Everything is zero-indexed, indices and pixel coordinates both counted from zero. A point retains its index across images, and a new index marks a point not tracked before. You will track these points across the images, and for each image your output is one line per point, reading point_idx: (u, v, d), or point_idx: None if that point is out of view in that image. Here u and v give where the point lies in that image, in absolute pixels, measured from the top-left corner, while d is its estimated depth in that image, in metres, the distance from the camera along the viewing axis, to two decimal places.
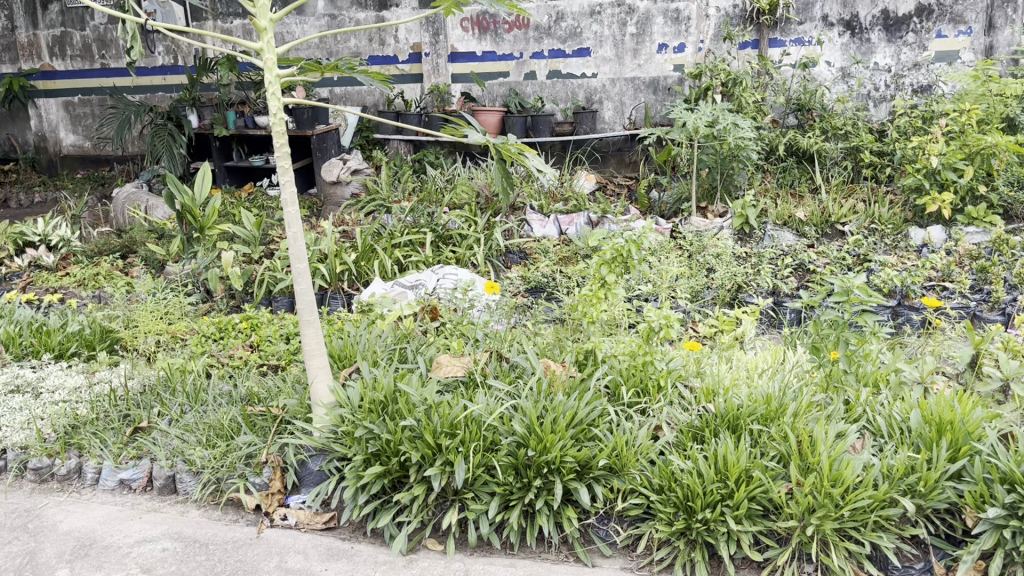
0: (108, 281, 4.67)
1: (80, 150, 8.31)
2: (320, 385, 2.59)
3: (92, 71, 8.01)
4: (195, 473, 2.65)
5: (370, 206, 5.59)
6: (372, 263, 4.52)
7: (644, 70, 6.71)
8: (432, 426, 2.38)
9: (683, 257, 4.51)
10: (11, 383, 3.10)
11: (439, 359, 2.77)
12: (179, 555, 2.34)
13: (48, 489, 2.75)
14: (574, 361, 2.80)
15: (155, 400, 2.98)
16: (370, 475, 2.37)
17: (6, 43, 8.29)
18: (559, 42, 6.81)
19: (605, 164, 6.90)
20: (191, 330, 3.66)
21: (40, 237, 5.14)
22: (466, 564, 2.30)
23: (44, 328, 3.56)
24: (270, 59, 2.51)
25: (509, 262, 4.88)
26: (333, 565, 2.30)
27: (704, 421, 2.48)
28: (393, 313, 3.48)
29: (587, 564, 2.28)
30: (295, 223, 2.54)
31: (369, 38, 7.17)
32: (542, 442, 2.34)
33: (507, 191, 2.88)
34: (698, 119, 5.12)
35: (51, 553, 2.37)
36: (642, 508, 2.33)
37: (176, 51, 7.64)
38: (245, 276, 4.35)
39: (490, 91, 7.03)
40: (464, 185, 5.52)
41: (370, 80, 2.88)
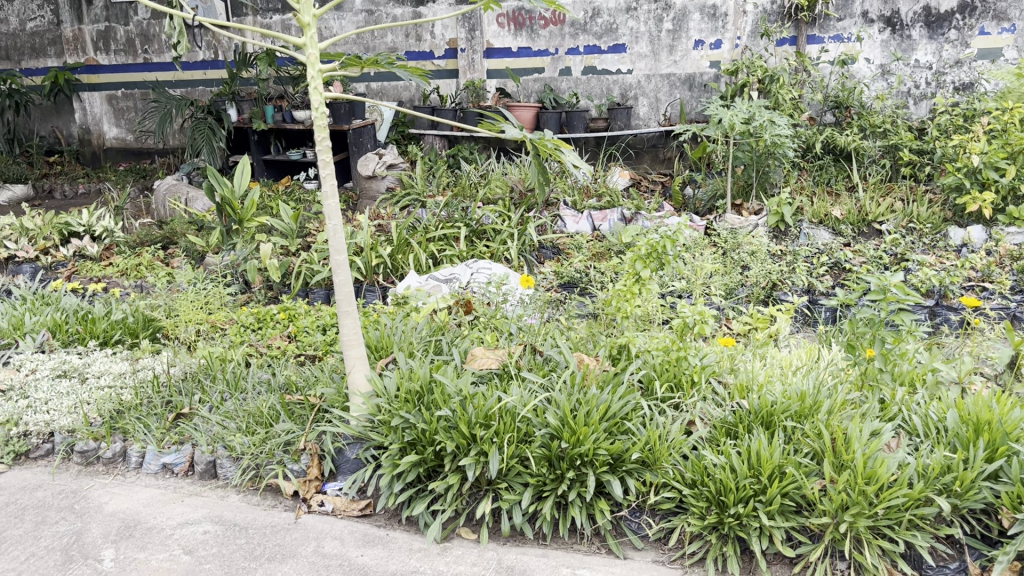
0: (150, 271, 4.77)
1: (123, 143, 8.48)
2: (358, 375, 2.64)
3: (135, 65, 8.16)
4: (235, 459, 2.72)
5: (405, 200, 5.64)
6: (407, 256, 4.57)
7: (680, 67, 6.69)
8: (467, 417, 2.42)
9: (718, 254, 4.50)
10: (59, 368, 3.19)
11: (473, 352, 2.81)
12: (220, 538, 2.40)
13: (94, 471, 2.83)
14: (608, 355, 2.82)
15: (197, 388, 3.06)
16: (406, 464, 2.41)
17: (52, 37, 8.47)
18: (595, 39, 6.81)
19: (639, 161, 6.91)
20: (231, 320, 3.73)
21: (84, 227, 5.24)
22: (499, 553, 2.33)
23: (89, 316, 3.65)
24: (313, 54, 2.55)
25: (543, 257, 4.90)
26: (369, 551, 2.34)
27: (737, 417, 2.49)
28: (428, 306, 3.52)
29: (618, 556, 2.30)
30: (335, 216, 2.58)
31: (406, 34, 7.24)
32: (575, 435, 2.36)
33: (543, 186, 2.90)
34: (734, 115, 5.08)
35: (97, 533, 2.44)
36: (674, 502, 2.34)
37: (216, 46, 7.76)
38: (283, 268, 4.42)
39: (526, 87, 7.05)
40: (498, 180, 5.55)
41: (409, 74, 2.91)
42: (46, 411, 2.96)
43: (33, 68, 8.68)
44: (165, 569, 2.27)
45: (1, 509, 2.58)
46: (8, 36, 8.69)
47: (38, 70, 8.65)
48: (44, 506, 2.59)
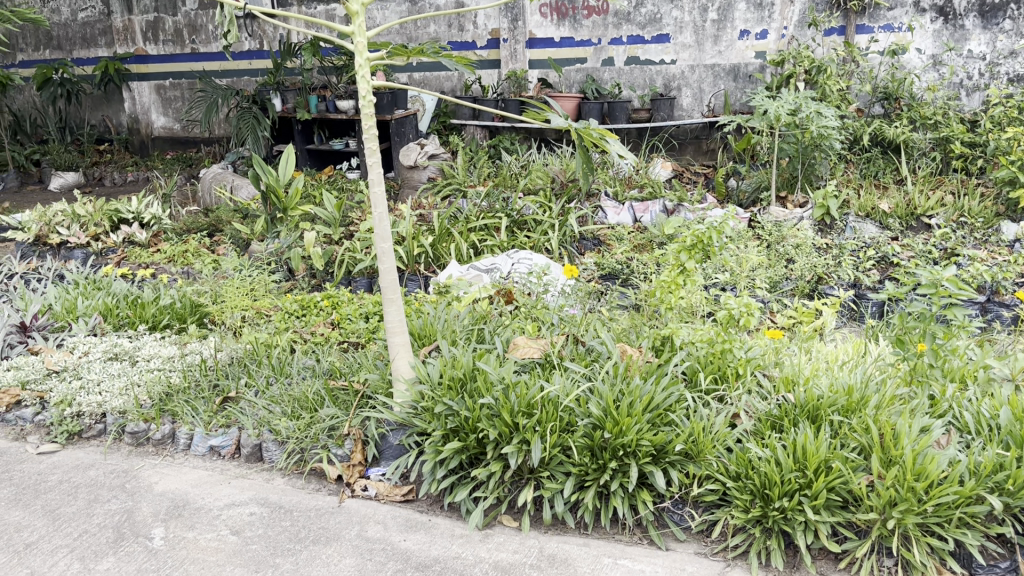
0: (197, 258, 4.85)
1: (170, 132, 8.62)
2: (401, 362, 2.67)
3: (183, 55, 8.29)
4: (280, 443, 2.76)
5: (447, 190, 5.66)
6: (449, 246, 4.58)
7: (725, 57, 6.60)
8: (509, 405, 2.42)
9: (762, 247, 4.45)
10: (110, 351, 3.26)
11: (516, 341, 2.81)
12: (266, 520, 2.44)
13: (144, 452, 2.89)
14: (652, 346, 2.81)
15: (243, 372, 3.11)
16: (448, 450, 2.43)
17: (102, 27, 8.63)
18: (638, 28, 6.76)
19: (682, 153, 6.88)
20: (276, 307, 3.78)
21: (133, 214, 5.35)
22: (540, 541, 2.34)
23: (139, 301, 3.74)
24: (361, 43, 2.56)
25: (583, 248, 4.88)
26: (411, 536, 2.36)
27: (783, 410, 2.47)
28: (470, 295, 3.53)
29: (660, 547, 2.29)
30: (381, 204, 2.59)
31: (448, 24, 7.26)
32: (618, 425, 2.35)
33: (587, 177, 2.88)
34: (780, 106, 4.99)
35: (148, 512, 2.49)
36: (717, 494, 2.33)
37: (262, 36, 7.87)
38: (326, 256, 4.46)
39: (567, 77, 7.03)
40: (539, 170, 5.53)
41: (454, 64, 2.91)
42: (99, 393, 3.03)
43: (84, 58, 8.86)
44: (213, 548, 2.31)
45: (55, 486, 2.65)
46: (61, 26, 8.87)
47: (89, 60, 8.83)
48: (96, 484, 2.66)
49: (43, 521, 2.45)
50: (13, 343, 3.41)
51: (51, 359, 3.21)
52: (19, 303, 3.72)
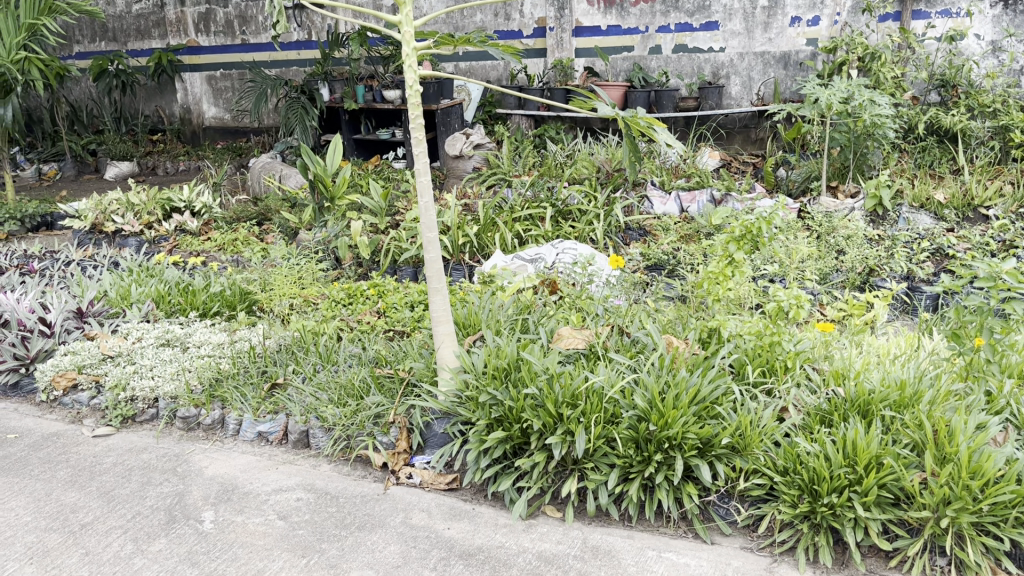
0: (246, 246, 4.92)
1: (221, 122, 8.75)
2: (447, 350, 2.68)
3: (233, 46, 8.41)
4: (327, 430, 2.79)
5: (492, 180, 5.65)
6: (493, 235, 4.57)
7: (775, 45, 6.49)
8: (554, 396, 2.42)
9: (812, 238, 4.37)
10: (162, 337, 3.33)
11: (560, 331, 2.80)
12: (312, 505, 2.47)
13: (194, 436, 2.95)
14: (699, 338, 2.78)
15: (291, 359, 3.15)
16: (493, 439, 2.44)
17: (156, 19, 8.79)
18: (686, 16, 6.66)
19: (730, 142, 6.77)
20: (323, 295, 3.83)
21: (185, 203, 5.45)
22: (584, 532, 2.33)
23: (190, 288, 3.81)
24: (408, 32, 2.57)
25: (628, 239, 4.86)
26: (455, 525, 2.37)
27: (833, 405, 2.42)
28: (514, 285, 3.54)
29: (706, 541, 2.27)
30: (427, 193, 2.60)
31: (494, 13, 7.20)
32: (663, 417, 2.33)
33: (635, 166, 2.83)
34: (832, 94, 4.88)
35: (198, 495, 2.54)
36: (764, 489, 2.30)
37: (311, 26, 7.91)
38: (373, 245, 4.49)
39: (614, 65, 6.97)
40: (585, 160, 5.50)
41: (501, 53, 2.89)
42: (151, 377, 3.09)
43: (139, 49, 9.03)
44: (261, 532, 2.35)
45: (110, 469, 2.72)
46: (116, 18, 9.04)
47: (143, 51, 9.00)
48: (149, 467, 2.72)
49: (98, 503, 2.51)
50: (70, 328, 3.48)
51: (106, 344, 3.28)
52: (76, 289, 3.81)
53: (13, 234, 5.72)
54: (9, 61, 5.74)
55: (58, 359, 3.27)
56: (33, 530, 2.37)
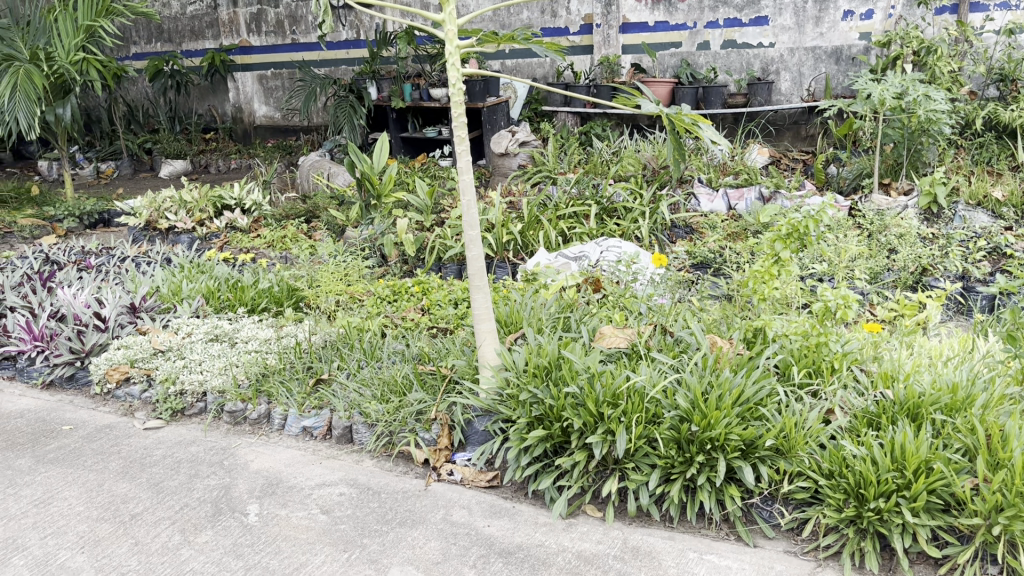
0: (294, 243, 4.99)
1: (272, 121, 8.91)
2: (488, 348, 2.70)
3: (284, 46, 8.54)
4: (370, 426, 2.82)
5: (537, 178, 5.64)
6: (538, 233, 4.56)
7: (827, 39, 6.38)
8: (594, 395, 2.41)
9: (863, 236, 4.29)
10: (211, 332, 3.40)
11: (603, 330, 2.78)
12: (355, 500, 2.50)
13: (241, 430, 3.00)
14: (743, 338, 2.74)
15: (336, 355, 3.20)
16: (533, 438, 2.44)
17: (210, 20, 8.95)
18: (735, 12, 6.58)
19: (780, 138, 6.68)
20: (368, 292, 3.88)
21: (236, 201, 5.55)
22: (624, 532, 2.32)
23: (239, 284, 3.88)
24: (451, 31, 2.57)
25: (674, 237, 4.81)
26: (495, 522, 2.38)
27: (881, 407, 2.37)
28: (557, 283, 3.53)
29: (748, 544, 2.24)
30: (469, 191, 2.61)
31: (541, 11, 7.18)
32: (706, 418, 2.31)
33: (679, 164, 2.80)
34: (885, 90, 4.78)
35: (243, 488, 2.59)
36: (809, 492, 2.26)
37: (359, 26, 8.01)
38: (418, 242, 4.52)
39: (661, 62, 6.92)
40: (631, 157, 5.46)
41: (545, 50, 2.87)
42: (200, 372, 3.16)
43: (193, 49, 9.21)
44: (304, 526, 2.38)
45: (159, 461, 2.78)
46: (171, 19, 9.22)
47: (197, 51, 9.18)
48: (196, 460, 2.78)
49: (147, 494, 2.57)
50: (123, 323, 3.57)
51: (157, 339, 3.36)
52: (130, 285, 3.91)
53: (72, 231, 5.89)
54: (69, 61, 5.89)
55: (111, 353, 3.35)
56: (85, 520, 2.44)
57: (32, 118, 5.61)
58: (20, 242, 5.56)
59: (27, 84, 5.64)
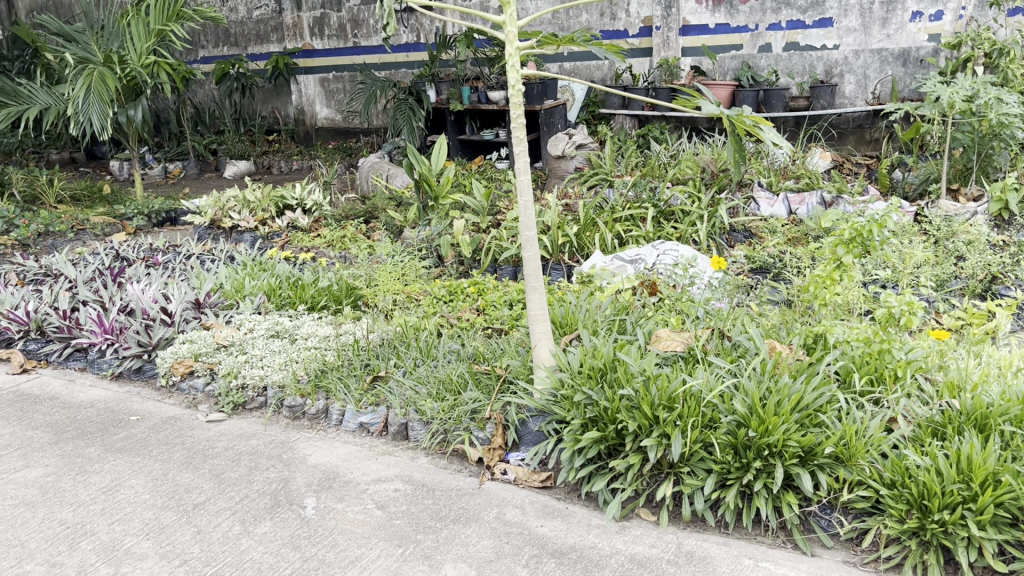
0: (353, 243, 5.07)
1: (333, 123, 9.07)
2: (543, 349, 2.70)
3: (346, 49, 8.68)
4: (425, 423, 2.85)
5: (593, 180, 5.62)
6: (593, 236, 4.55)
7: (894, 41, 6.24)
8: (650, 398, 2.40)
9: (929, 243, 4.20)
10: (272, 328, 3.48)
11: (658, 333, 2.76)
12: (409, 496, 2.53)
13: (299, 425, 3.05)
14: (803, 344, 2.70)
15: (392, 352, 3.24)
16: (587, 439, 2.44)
17: (275, 24, 9.14)
18: (799, 13, 6.47)
19: (843, 142, 6.55)
20: (425, 291, 3.93)
21: (297, 201, 5.66)
22: (678, 537, 2.30)
23: (299, 282, 3.97)
24: (512, 32, 2.58)
25: (733, 241, 4.75)
26: (548, 522, 2.38)
27: (946, 417, 2.31)
28: (612, 286, 3.53)
29: (805, 553, 2.20)
30: (527, 192, 2.61)
31: (601, 13, 7.17)
32: (764, 424, 2.28)
33: (740, 166, 2.75)
34: (955, 92, 4.64)
35: (301, 482, 2.64)
36: (869, 501, 2.21)
37: (419, 29, 8.10)
38: (475, 243, 4.54)
39: (722, 64, 6.84)
40: (689, 160, 5.42)
41: (605, 52, 2.87)
42: (261, 367, 3.23)
43: (258, 53, 9.42)
44: (360, 520, 2.42)
45: (221, 452, 2.85)
46: (238, 23, 9.45)
47: (262, 55, 9.39)
48: (257, 453, 2.84)
49: (209, 484, 2.64)
50: (188, 318, 3.67)
51: (220, 334, 3.46)
52: (195, 282, 4.02)
53: (140, 229, 6.06)
54: (140, 64, 6.08)
55: (176, 347, 3.44)
56: (150, 508, 2.51)
57: (104, 119, 5.80)
58: (92, 239, 5.74)
59: (101, 86, 5.84)
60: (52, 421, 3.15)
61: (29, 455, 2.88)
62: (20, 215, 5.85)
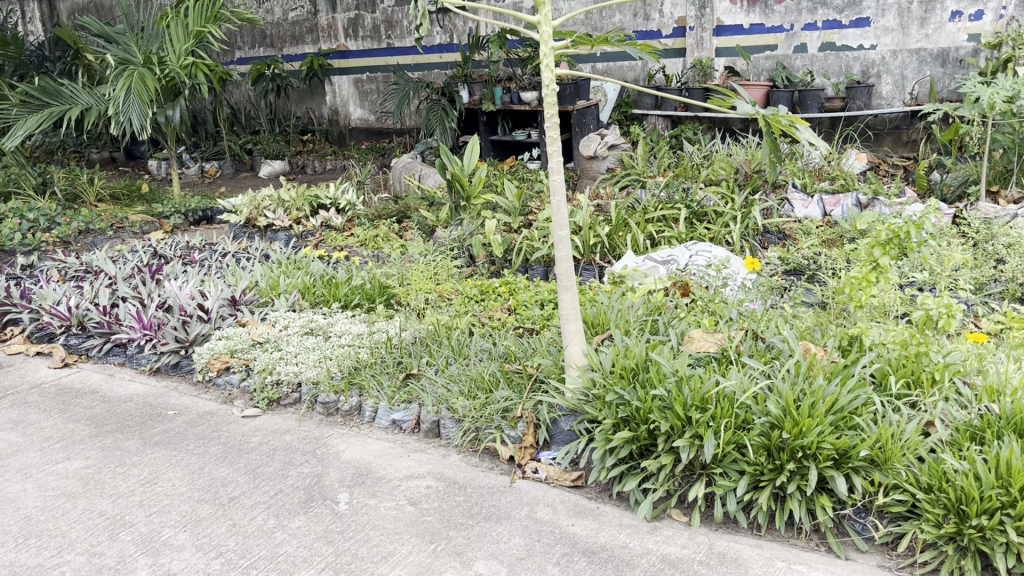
0: (386, 243, 5.10)
1: (366, 124, 9.14)
2: (575, 348, 2.71)
3: (380, 50, 8.75)
4: (457, 421, 2.87)
5: (625, 180, 5.61)
6: (625, 236, 4.54)
7: (933, 41, 6.15)
8: (682, 398, 2.40)
9: (968, 245, 4.14)
10: (307, 326, 3.53)
11: (691, 334, 2.76)
12: (441, 493, 2.55)
13: (333, 421, 3.08)
14: (838, 346, 2.68)
15: (425, 351, 3.27)
16: (619, 438, 2.44)
17: (310, 26, 9.23)
18: (835, 13, 6.40)
19: (879, 143, 6.48)
20: (456, 290, 3.96)
21: (331, 201, 5.72)
22: (710, 538, 2.29)
23: (334, 281, 4.02)
24: (546, 32, 2.59)
25: (767, 242, 4.71)
26: (580, 522, 2.38)
27: (985, 422, 2.28)
28: (644, 286, 3.52)
29: (839, 556, 2.18)
30: (560, 192, 2.61)
31: (634, 13, 7.15)
32: (798, 426, 2.26)
33: (775, 167, 2.73)
34: (995, 93, 4.56)
35: (335, 477, 2.67)
36: (905, 506, 2.19)
37: (452, 30, 8.14)
38: (506, 243, 4.56)
39: (756, 64, 6.79)
40: (722, 161, 5.40)
41: (639, 52, 2.86)
42: (296, 363, 3.27)
43: (293, 53, 9.52)
44: (392, 516, 2.44)
45: (256, 447, 2.89)
46: (273, 25, 9.56)
47: (297, 56, 9.49)
48: (291, 448, 2.87)
49: (245, 478, 2.68)
50: (225, 315, 3.74)
51: (256, 331, 3.51)
52: (231, 279, 4.07)
53: (178, 227, 6.15)
54: (179, 66, 6.18)
55: (213, 343, 3.50)
56: (187, 501, 2.56)
57: (144, 119, 5.90)
58: (131, 236, 5.84)
59: (141, 86, 5.94)
60: (92, 414, 3.22)
61: (70, 448, 2.95)
62: (62, 213, 5.97)
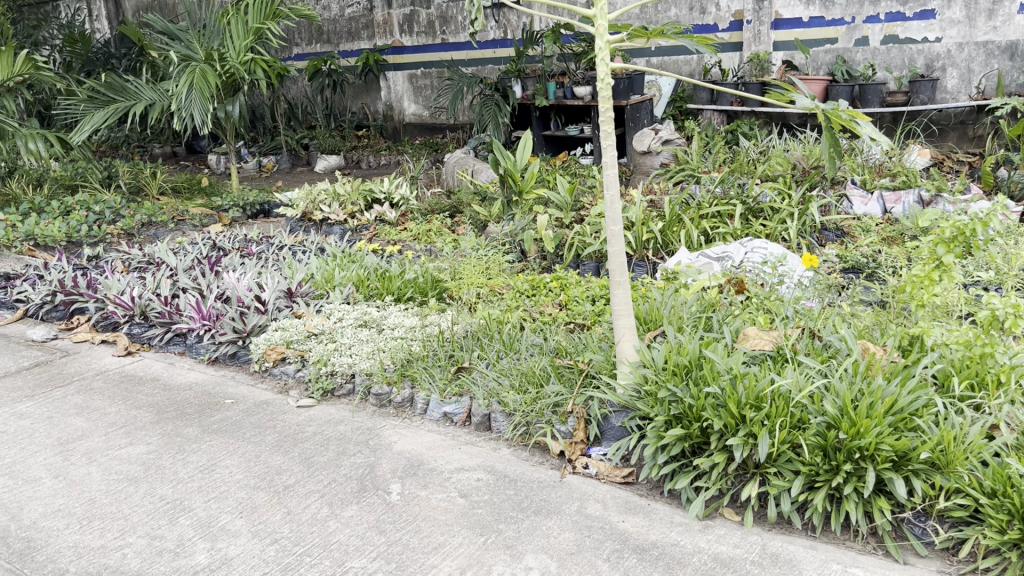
0: (438, 237, 5.14)
1: (420, 119, 9.21)
2: (627, 345, 2.69)
3: (434, 45, 8.80)
4: (508, 415, 2.88)
5: (679, 176, 5.54)
6: (678, 232, 4.50)
7: (1001, 33, 5.95)
8: (736, 396, 2.36)
9: None
10: (361, 318, 3.59)
11: (746, 332, 2.72)
12: (491, 486, 2.56)
13: (386, 413, 3.11)
14: (898, 346, 2.62)
15: (476, 344, 3.29)
16: (671, 436, 2.42)
17: (366, 21, 9.32)
18: (899, 5, 6.24)
19: (944, 138, 6.31)
20: (507, 285, 3.97)
21: (385, 195, 5.77)
22: (763, 538, 2.26)
23: (387, 274, 4.05)
24: (601, 26, 2.57)
25: (824, 240, 4.62)
26: (630, 518, 2.37)
27: None
28: (698, 283, 3.47)
29: (898, 561, 2.13)
30: (614, 186, 2.59)
31: (690, 7, 7.09)
32: (855, 426, 2.22)
33: (835, 162, 2.67)
34: None
35: (387, 468, 2.70)
36: (967, 510, 2.13)
37: (506, 25, 8.15)
38: (558, 238, 4.54)
39: (815, 58, 6.67)
40: (779, 156, 5.29)
41: (695, 44, 2.81)
42: (350, 355, 3.33)
43: (349, 49, 9.62)
44: (443, 508, 2.46)
45: (311, 437, 2.94)
46: (330, 21, 9.66)
47: (353, 52, 9.59)
48: (344, 439, 2.91)
49: (299, 467, 2.72)
50: (281, 306, 3.80)
51: (312, 323, 3.58)
52: (287, 272, 4.14)
53: (236, 220, 6.26)
54: (239, 62, 6.29)
55: (270, 334, 3.57)
56: (244, 487, 2.61)
57: (205, 114, 6.02)
58: (192, 229, 5.97)
59: (202, 83, 6.07)
60: (154, 402, 3.30)
61: (132, 433, 3.03)
62: (126, 206, 6.13)
